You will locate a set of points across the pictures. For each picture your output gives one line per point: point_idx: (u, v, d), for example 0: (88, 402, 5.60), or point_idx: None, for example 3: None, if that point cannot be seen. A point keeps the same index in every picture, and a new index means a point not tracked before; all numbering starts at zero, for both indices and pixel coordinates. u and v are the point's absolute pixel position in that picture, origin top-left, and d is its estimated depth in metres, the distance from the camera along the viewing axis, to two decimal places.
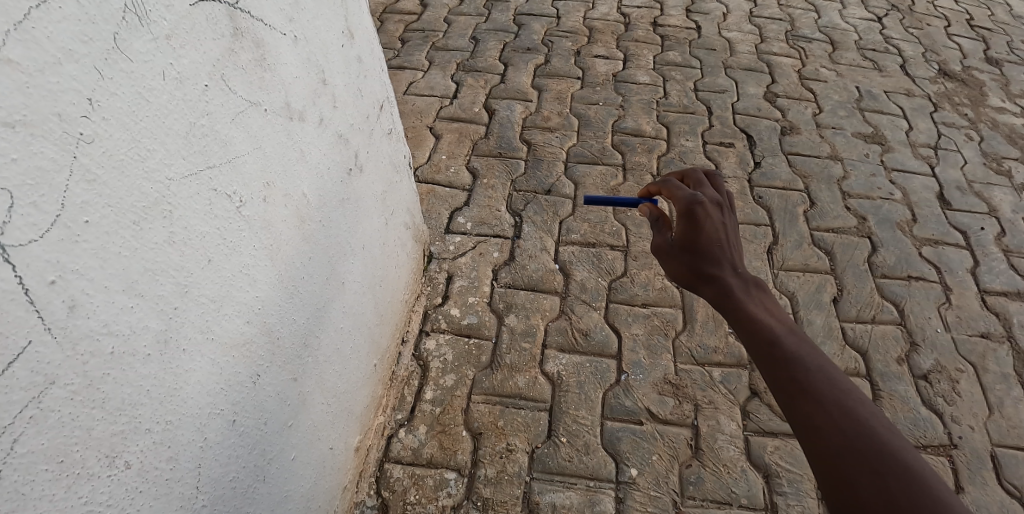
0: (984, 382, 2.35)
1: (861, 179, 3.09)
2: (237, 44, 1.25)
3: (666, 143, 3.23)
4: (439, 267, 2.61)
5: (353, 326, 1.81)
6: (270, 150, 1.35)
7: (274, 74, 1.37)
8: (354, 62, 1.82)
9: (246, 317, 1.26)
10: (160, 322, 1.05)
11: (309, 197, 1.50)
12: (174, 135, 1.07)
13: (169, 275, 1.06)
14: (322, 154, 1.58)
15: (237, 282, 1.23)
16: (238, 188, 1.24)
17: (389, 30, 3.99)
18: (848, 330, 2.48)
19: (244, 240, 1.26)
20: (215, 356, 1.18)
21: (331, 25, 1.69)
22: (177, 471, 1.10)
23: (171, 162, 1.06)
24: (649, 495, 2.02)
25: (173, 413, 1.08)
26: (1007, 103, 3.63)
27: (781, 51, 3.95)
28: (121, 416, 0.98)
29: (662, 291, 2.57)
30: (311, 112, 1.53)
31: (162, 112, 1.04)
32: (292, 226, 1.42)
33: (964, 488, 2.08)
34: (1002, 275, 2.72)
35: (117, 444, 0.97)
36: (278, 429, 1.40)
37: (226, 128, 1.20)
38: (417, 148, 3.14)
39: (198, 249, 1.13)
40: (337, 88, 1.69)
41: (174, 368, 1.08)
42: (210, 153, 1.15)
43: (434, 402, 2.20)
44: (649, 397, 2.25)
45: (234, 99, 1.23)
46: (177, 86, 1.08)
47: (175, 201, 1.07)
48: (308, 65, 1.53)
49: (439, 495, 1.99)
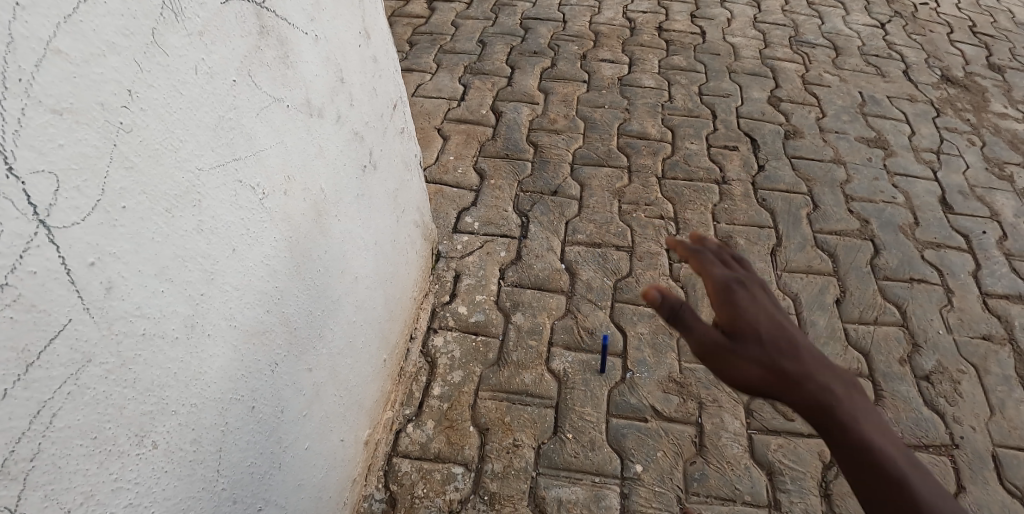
0: (986, 384, 2.39)
1: (864, 183, 3.13)
2: (263, 42, 1.29)
3: (671, 146, 3.28)
4: (447, 265, 2.65)
5: (365, 319, 1.85)
6: (291, 145, 1.38)
7: (296, 71, 1.41)
8: (370, 61, 1.86)
9: (266, 307, 1.30)
10: (188, 307, 1.08)
11: (326, 192, 1.54)
12: (205, 128, 1.11)
13: (197, 262, 1.10)
14: (339, 151, 1.62)
15: (259, 272, 1.27)
16: (260, 181, 1.27)
17: (398, 33, 4.04)
18: (851, 331, 2.51)
19: (266, 232, 1.29)
20: (238, 342, 1.22)
21: (349, 25, 1.72)
22: (200, 455, 1.14)
23: (201, 154, 1.10)
24: (654, 491, 2.06)
25: (198, 397, 1.12)
26: (1009, 109, 3.67)
27: (785, 56, 4.00)
28: (150, 397, 1.01)
29: (667, 291, 2.61)
30: (329, 109, 1.56)
31: (194, 105, 1.08)
32: (310, 219, 1.46)
33: (966, 487, 2.12)
34: (1003, 278, 2.75)
35: (146, 423, 1.01)
36: (293, 416, 1.44)
37: (252, 122, 1.24)
38: (426, 149, 3.18)
39: (223, 238, 1.16)
40: (354, 86, 1.72)
41: (200, 353, 1.12)
42: (236, 146, 1.19)
43: (442, 398, 2.24)
44: (654, 394, 2.29)
45: (259, 94, 1.27)
46: (208, 80, 1.12)
47: (204, 191, 1.11)
48: (327, 62, 1.56)
49: (447, 488, 2.03)
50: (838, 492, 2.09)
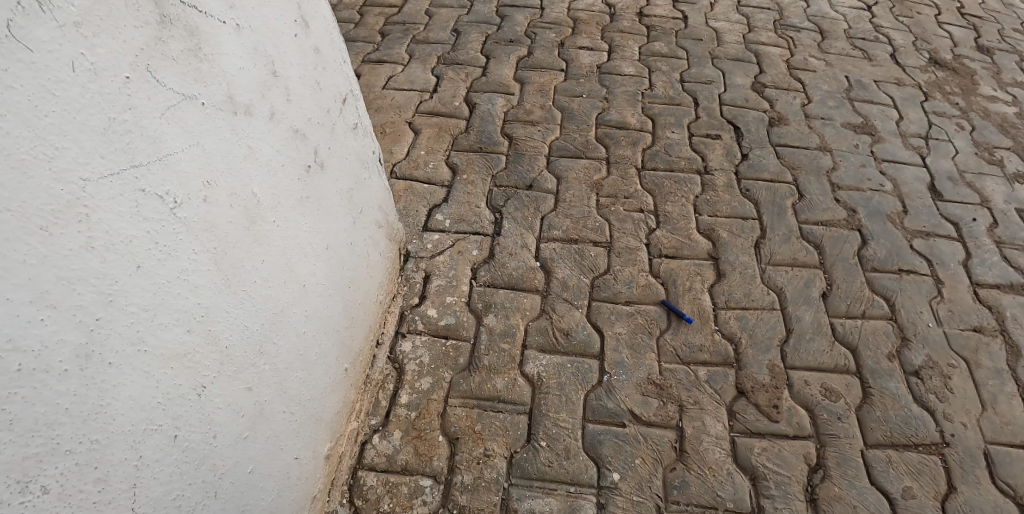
0: (978, 378, 2.29)
1: (851, 171, 3.02)
2: (165, 33, 1.20)
3: (652, 135, 3.16)
4: (416, 265, 2.53)
5: (320, 330, 1.74)
6: (210, 147, 1.30)
7: (213, 64, 1.33)
8: (310, 53, 1.74)
9: (186, 326, 1.22)
10: (80, 335, 1.01)
11: (259, 196, 1.45)
12: (90, 132, 1.04)
13: (89, 283, 1.02)
14: (275, 151, 1.53)
15: (174, 289, 1.19)
16: (171, 189, 1.19)
17: (369, 23, 3.90)
18: (838, 326, 2.41)
19: (181, 244, 1.21)
20: (150, 368, 1.14)
21: (283, 13, 1.61)
22: (108, 494, 1.05)
23: (87, 161, 1.03)
24: (632, 501, 1.95)
25: (99, 432, 1.04)
26: (998, 92, 3.57)
27: (770, 40, 3.87)
28: (34, 438, 0.94)
29: (647, 288, 2.50)
30: (258, 106, 1.47)
31: (73, 107, 1.01)
32: (240, 226, 1.38)
33: (957, 487, 2.03)
34: (995, 267, 2.65)
35: (30, 468, 0.93)
36: (231, 440, 1.35)
37: (155, 124, 1.16)
38: (396, 143, 3.05)
39: (124, 255, 1.09)
40: (292, 80, 1.63)
41: (99, 383, 1.04)
42: (135, 151, 1.12)
43: (410, 407, 2.12)
44: (633, 398, 2.18)
45: (164, 92, 1.19)
46: (91, 78, 1.04)
47: (93, 203, 1.04)
48: (255, 54, 1.47)
49: (414, 503, 1.92)
50: (825, 497, 2.00)
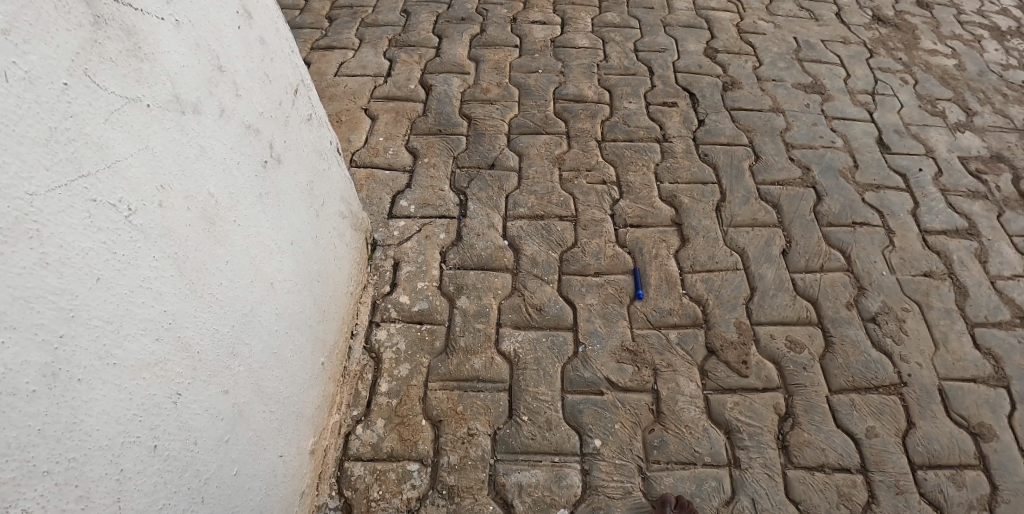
0: (929, 320, 2.41)
1: (803, 129, 3.11)
2: (100, 34, 1.19)
3: (609, 107, 3.19)
4: (385, 254, 2.54)
5: (293, 326, 1.76)
6: (160, 149, 1.30)
7: (154, 62, 1.32)
8: (256, 44, 1.73)
9: (155, 335, 1.23)
10: (43, 354, 1.02)
11: (216, 196, 1.46)
12: (31, 144, 1.03)
13: (47, 301, 1.03)
14: (228, 149, 1.53)
15: (137, 298, 1.20)
16: (124, 197, 1.20)
17: (316, 8, 3.83)
18: (798, 281, 2.50)
19: (140, 253, 1.22)
20: (122, 380, 1.15)
21: (223, 5, 1.60)
22: (90, 510, 1.08)
23: (31, 175, 1.03)
24: (615, 464, 2.03)
25: (77, 449, 1.06)
26: (938, 46, 3.68)
27: (719, 5, 3.92)
28: (8, 462, 0.95)
29: (615, 259, 2.55)
30: (206, 103, 1.46)
31: (10, 119, 1.01)
32: (199, 229, 1.38)
33: (916, 423, 2.16)
34: (941, 214, 2.77)
35: (9, 493, 0.95)
36: (212, 445, 1.37)
37: (100, 130, 1.16)
38: (354, 131, 3.03)
39: (82, 269, 1.10)
40: (238, 74, 1.62)
41: (70, 401, 1.05)
42: (82, 160, 1.12)
43: (390, 394, 2.15)
44: (608, 366, 2.24)
45: (105, 96, 1.18)
46: (26, 87, 1.04)
47: (43, 218, 1.04)
48: (198, 50, 1.46)
49: (403, 487, 1.97)
50: (795, 443, 2.10)
